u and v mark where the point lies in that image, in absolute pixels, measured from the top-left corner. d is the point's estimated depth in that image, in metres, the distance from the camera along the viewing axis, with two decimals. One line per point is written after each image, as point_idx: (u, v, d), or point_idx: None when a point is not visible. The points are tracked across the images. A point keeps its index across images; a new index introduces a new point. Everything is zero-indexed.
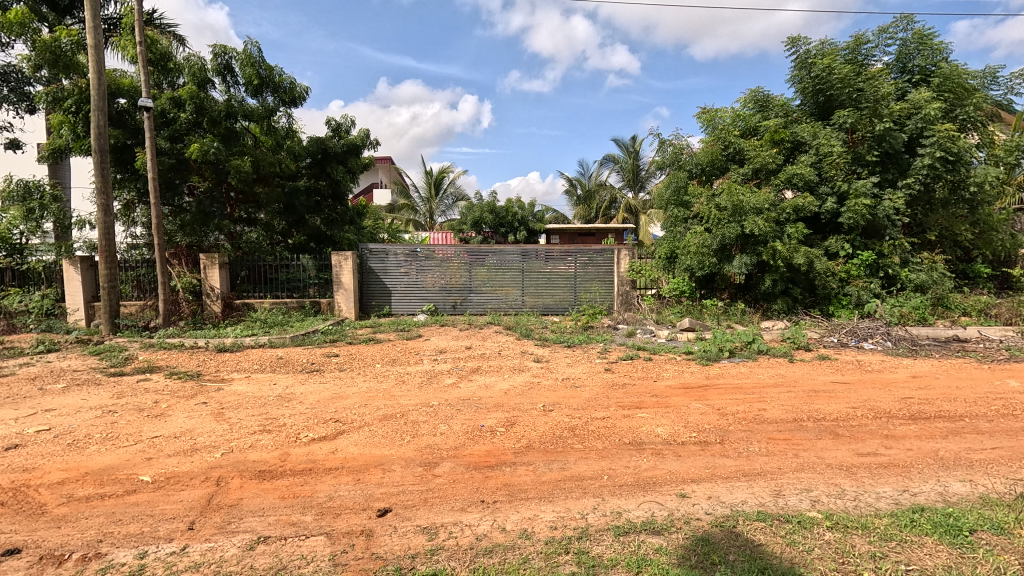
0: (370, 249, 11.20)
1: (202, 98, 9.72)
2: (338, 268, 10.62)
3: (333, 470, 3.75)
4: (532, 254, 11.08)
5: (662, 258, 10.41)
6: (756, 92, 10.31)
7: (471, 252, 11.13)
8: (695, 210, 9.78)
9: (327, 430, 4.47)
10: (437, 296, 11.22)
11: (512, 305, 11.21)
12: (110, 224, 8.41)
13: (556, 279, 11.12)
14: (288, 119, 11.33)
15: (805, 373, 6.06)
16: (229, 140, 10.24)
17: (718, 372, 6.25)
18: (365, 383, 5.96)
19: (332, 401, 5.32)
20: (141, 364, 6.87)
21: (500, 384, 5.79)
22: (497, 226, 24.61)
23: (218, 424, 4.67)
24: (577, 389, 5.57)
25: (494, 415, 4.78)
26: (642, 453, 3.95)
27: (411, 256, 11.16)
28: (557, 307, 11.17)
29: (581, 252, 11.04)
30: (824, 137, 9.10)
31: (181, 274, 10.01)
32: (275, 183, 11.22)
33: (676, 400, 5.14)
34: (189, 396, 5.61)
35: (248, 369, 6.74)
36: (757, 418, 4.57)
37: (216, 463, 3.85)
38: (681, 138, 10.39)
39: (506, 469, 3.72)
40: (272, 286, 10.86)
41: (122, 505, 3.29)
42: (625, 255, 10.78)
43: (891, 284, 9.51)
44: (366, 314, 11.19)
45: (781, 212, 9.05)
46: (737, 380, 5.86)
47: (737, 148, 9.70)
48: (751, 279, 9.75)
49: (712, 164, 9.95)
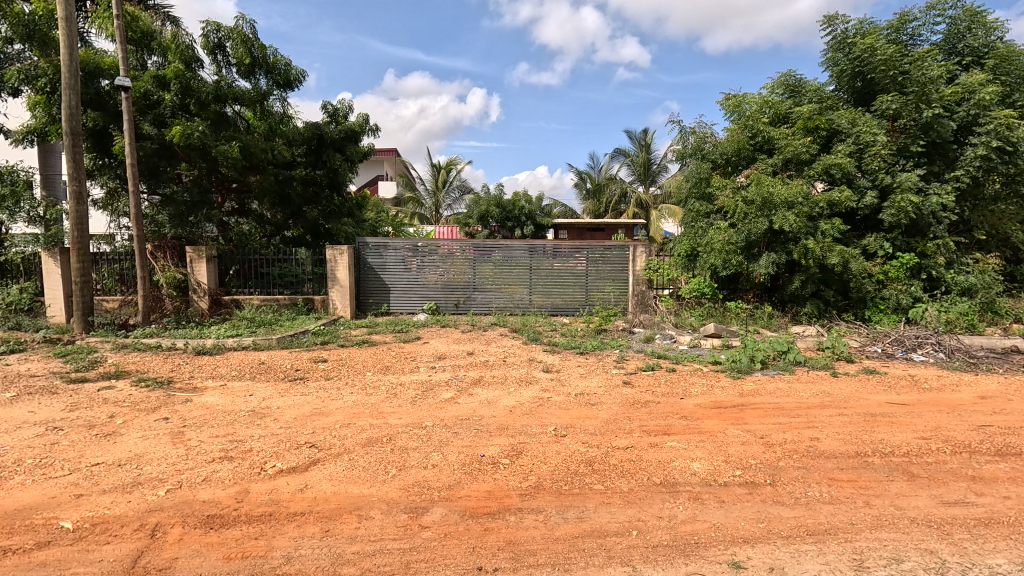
0: (368, 243, 10.48)
1: (189, 78, 8.93)
2: (333, 263, 9.94)
3: (297, 516, 3.06)
4: (540, 250, 10.36)
5: (682, 256, 9.58)
6: (787, 77, 9.52)
7: (477, 247, 10.42)
8: (719, 204, 9.01)
9: (298, 459, 3.79)
10: (439, 295, 10.52)
11: (519, 305, 10.51)
12: (83, 215, 7.72)
13: (566, 276, 10.37)
14: (283, 104, 10.58)
15: (854, 391, 5.27)
16: (218, 125, 9.52)
17: (754, 388, 5.47)
18: (351, 396, 5.25)
19: (311, 419, 4.63)
20: (109, 369, 6.21)
21: (504, 400, 5.06)
22: (504, 220, 23.86)
23: (173, 449, 3.97)
24: (594, 408, 4.83)
25: (497, 442, 4.06)
26: (677, 498, 3.23)
27: (412, 251, 10.45)
28: (566, 307, 10.43)
29: (593, 248, 10.28)
30: (864, 125, 8.30)
31: (164, 267, 9.49)
32: (267, 171, 10.45)
33: (711, 425, 4.39)
34: (151, 409, 4.92)
35: (225, 376, 6.06)
36: (811, 452, 3.82)
37: (157, 505, 3.16)
38: (705, 125, 9.64)
39: (510, 519, 3.01)
40: (264, 282, 10.17)
41: (25, 566, 2.60)
42: (641, 252, 9.95)
43: (934, 287, 8.67)
44: (363, 313, 10.50)
45: (815, 206, 8.19)
46: (778, 399, 5.08)
47: (766, 137, 8.92)
48: (778, 280, 8.96)
49: (738, 153, 9.12)
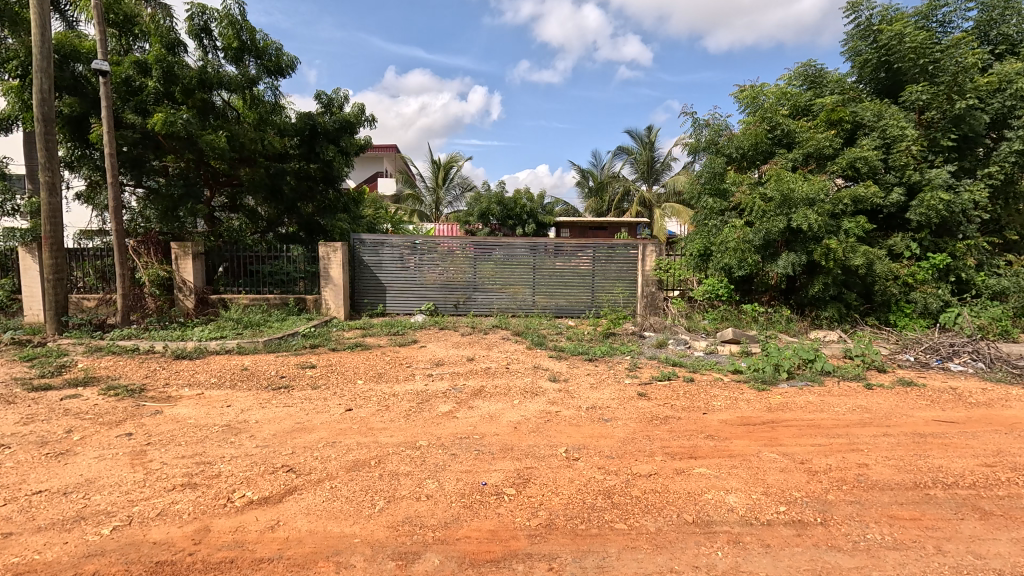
0: (363, 240, 9.96)
1: (173, 63, 8.43)
2: (326, 261, 9.43)
3: (263, 564, 2.56)
4: (542, 248, 9.85)
5: (694, 256, 9.04)
6: (806, 67, 9.01)
7: (478, 245, 9.92)
8: (735, 201, 8.51)
9: (272, 487, 3.29)
10: (438, 295, 10.02)
11: (521, 305, 10.01)
12: (56, 208, 7.21)
13: (571, 276, 9.87)
14: (274, 94, 10.07)
15: (895, 406, 4.77)
16: (205, 113, 9.01)
17: (782, 401, 4.97)
18: (338, 409, 4.75)
19: (291, 436, 4.13)
20: (77, 375, 5.70)
21: (508, 414, 4.56)
22: (505, 218, 23.43)
23: (131, 472, 3.47)
24: (608, 425, 4.33)
25: (501, 466, 3.57)
26: (715, 542, 2.73)
27: (410, 248, 9.94)
28: (571, 309, 9.94)
29: (599, 246, 9.78)
30: (891, 118, 7.82)
31: (147, 264, 8.82)
32: (258, 163, 9.94)
33: (742, 446, 3.89)
34: (115, 423, 4.42)
35: (203, 384, 5.56)
36: (862, 482, 3.32)
37: (97, 548, 2.65)
38: (719, 118, 9.16)
39: (516, 569, 2.51)
40: (254, 280, 9.66)
41: None
42: (651, 252, 9.45)
43: (963, 291, 8.17)
44: (358, 314, 10.00)
45: (838, 204, 7.67)
46: (811, 415, 4.58)
47: (785, 131, 8.42)
48: (796, 282, 8.44)
49: (755, 147, 8.60)
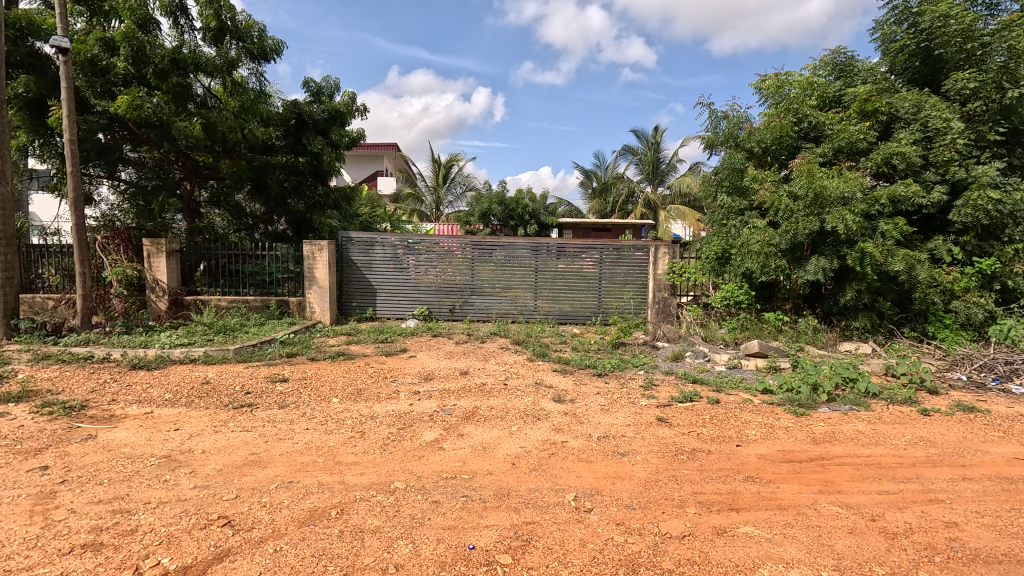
0: (352, 239, 9.21)
1: (143, 42, 7.74)
2: (311, 261, 8.69)
3: None
4: (544, 250, 9.11)
5: (711, 258, 8.29)
6: (835, 55, 8.27)
7: (476, 245, 9.19)
8: (757, 200, 7.79)
9: (198, 551, 2.54)
10: (432, 298, 9.30)
11: (522, 311, 9.29)
12: (5, 197, 6.48)
13: (576, 280, 9.15)
14: (259, 80, 9.41)
15: (966, 440, 4.01)
16: (180, 99, 8.31)
17: (828, 431, 4.23)
18: (305, 435, 4.02)
19: (241, 472, 3.40)
20: (13, 388, 4.98)
21: (504, 446, 3.84)
22: (506, 218, 22.72)
23: (25, 525, 2.73)
24: (625, 462, 3.60)
25: (494, 522, 2.83)
26: None
27: (402, 248, 9.20)
28: (576, 315, 9.22)
29: (607, 248, 9.06)
30: (934, 108, 7.10)
31: (114, 263, 8.16)
32: (239, 153, 9.26)
33: (792, 494, 3.15)
34: (34, 450, 3.69)
35: (155, 401, 4.83)
36: (960, 552, 2.57)
37: None
38: (739, 110, 8.46)
39: None
40: (234, 281, 8.96)
41: None
42: (664, 254, 8.68)
43: (1009, 299, 7.43)
44: (345, 318, 9.26)
45: (875, 203, 6.92)
46: (867, 450, 3.83)
47: (813, 123, 7.69)
48: (822, 288, 7.72)
49: (779, 142, 7.87)
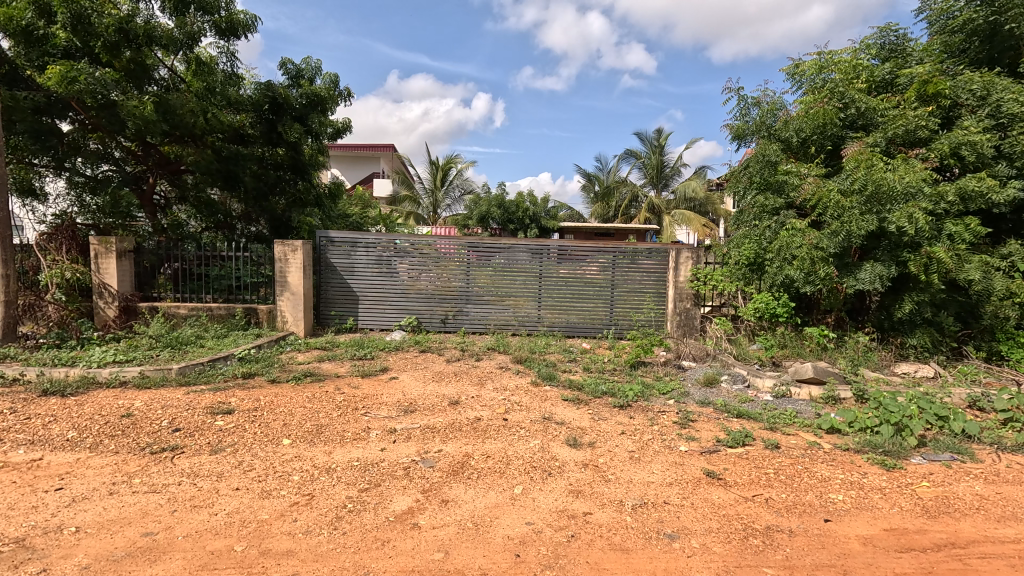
0: (332, 239, 8.09)
1: (85, 7, 6.74)
2: (284, 265, 7.60)
3: None
4: (549, 253, 8.05)
5: (742, 265, 7.14)
6: (884, 34, 7.26)
7: (473, 247, 8.11)
8: (798, 196, 6.74)
9: None
10: (422, 307, 8.22)
11: (524, 322, 8.22)
12: None
13: (585, 287, 8.09)
14: (229, 60, 8.44)
15: None
16: (133, 77, 7.31)
17: (943, 496, 3.14)
18: (229, 501, 2.92)
19: (115, 571, 2.30)
20: None
21: (504, 522, 2.75)
22: (506, 222, 21.69)
23: None
24: (679, 553, 2.51)
25: None
26: None
27: (388, 250, 8.11)
28: (584, 327, 8.14)
29: (621, 251, 8.00)
30: (1011, 91, 6.12)
31: (52, 264, 7.13)
32: (203, 141, 8.20)
33: None
34: None
35: (52, 442, 3.72)
36: None
37: None
38: (772, 95, 7.44)
39: None
40: (196, 287, 7.88)
41: None
42: (686, 259, 7.64)
43: None
44: (323, 329, 8.17)
45: (941, 200, 5.87)
46: (1009, 531, 2.75)
47: (862, 109, 6.65)
48: (866, 301, 6.83)
49: (822, 130, 6.81)
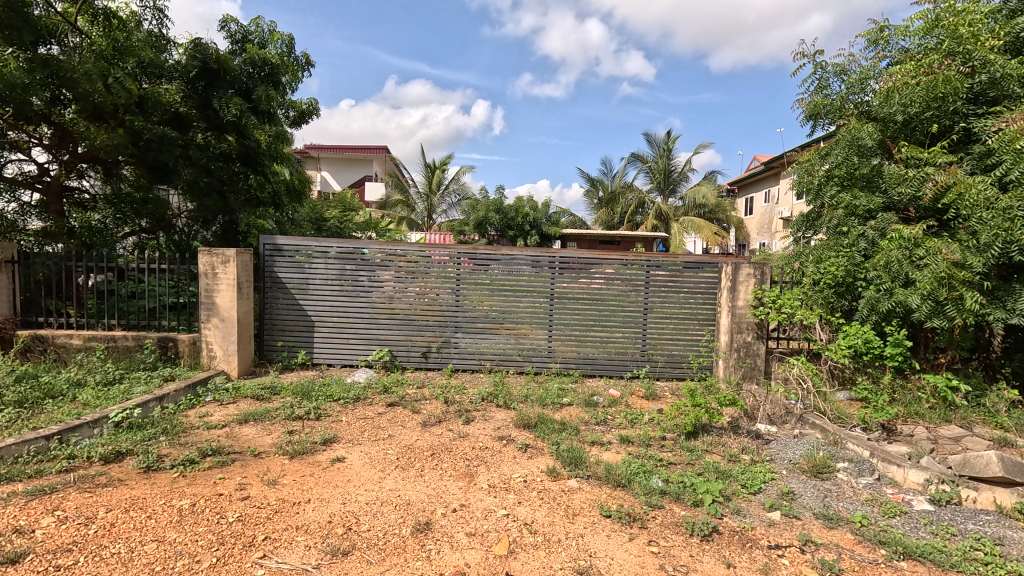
0: (281, 246, 6.17)
1: None
2: (212, 282, 5.71)
3: None
4: (563, 266, 6.20)
5: (826, 286, 5.27)
6: None
7: (465, 258, 6.24)
8: (909, 194, 4.90)
9: None
10: (397, 337, 6.34)
11: (530, 357, 6.33)
12: None
13: (610, 312, 6.22)
14: (155, 18, 6.62)
15: None
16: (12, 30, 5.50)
17: None
18: None
19: None
20: None
21: None
22: (504, 228, 19.88)
23: None
24: None
25: None
26: None
27: (353, 261, 6.20)
28: (608, 364, 6.28)
29: (655, 266, 6.13)
30: None
31: None
32: (117, 120, 6.29)
33: None
34: None
35: None
36: None
37: None
38: (860, 63, 5.67)
39: None
40: (101, 310, 5.98)
41: None
42: (746, 278, 5.76)
43: None
44: (268, 365, 6.29)
45: None
46: None
47: (1001, 74, 4.81)
48: (991, 335, 5.08)
49: (940, 103, 4.96)
